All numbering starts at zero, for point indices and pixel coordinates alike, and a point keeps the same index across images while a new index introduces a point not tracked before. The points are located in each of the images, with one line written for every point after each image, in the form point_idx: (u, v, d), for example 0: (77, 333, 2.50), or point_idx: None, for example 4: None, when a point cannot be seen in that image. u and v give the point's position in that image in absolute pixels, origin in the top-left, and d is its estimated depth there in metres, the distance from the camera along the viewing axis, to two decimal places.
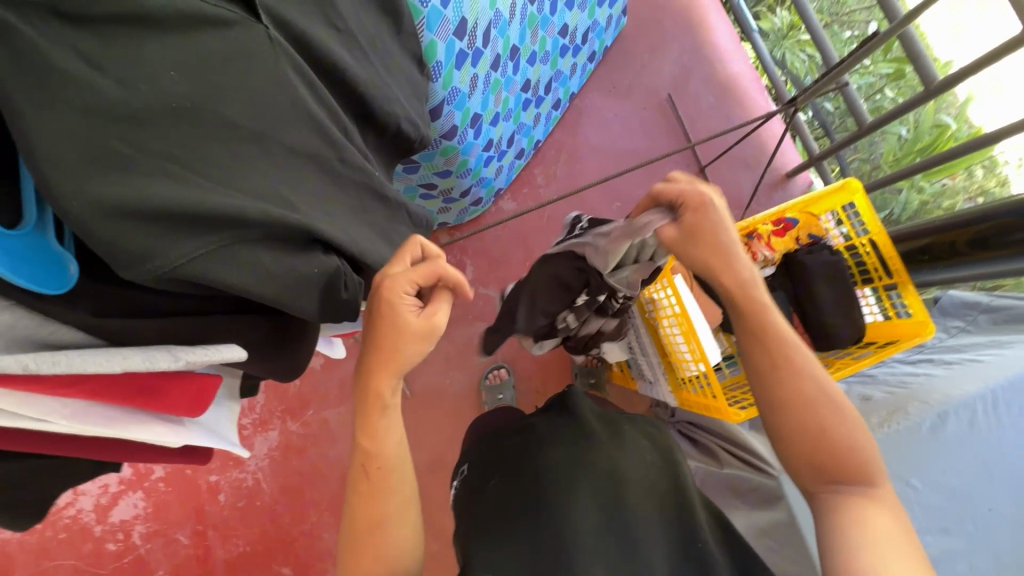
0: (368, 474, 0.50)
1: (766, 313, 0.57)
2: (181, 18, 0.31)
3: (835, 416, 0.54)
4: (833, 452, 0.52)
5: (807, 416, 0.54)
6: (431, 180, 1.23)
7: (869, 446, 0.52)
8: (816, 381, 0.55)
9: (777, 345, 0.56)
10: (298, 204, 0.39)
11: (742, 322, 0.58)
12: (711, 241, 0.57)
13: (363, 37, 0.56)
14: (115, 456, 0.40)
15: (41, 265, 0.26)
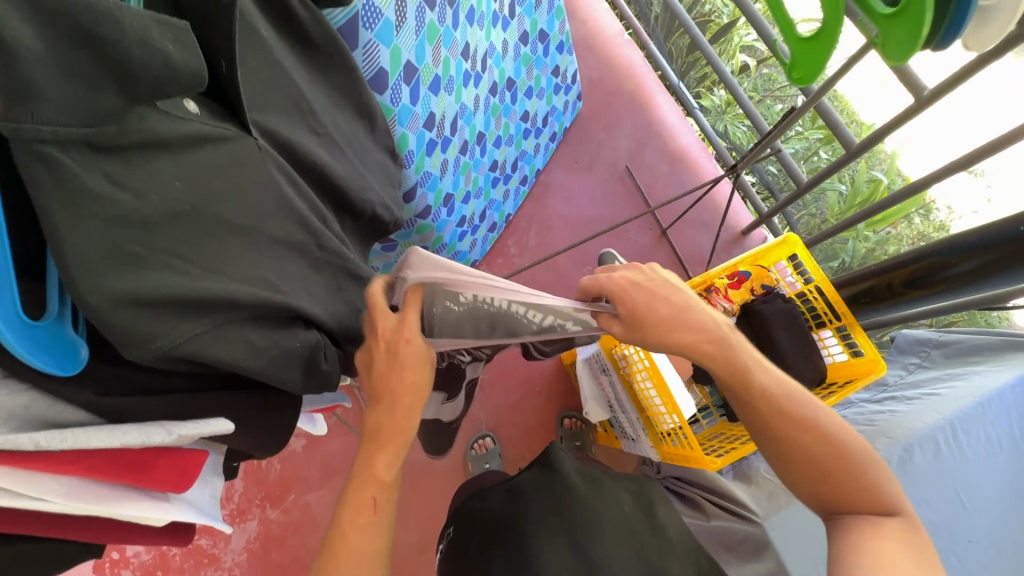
0: (376, 506, 0.52)
1: (748, 373, 0.58)
2: (184, 139, 0.37)
3: (836, 443, 0.55)
4: (842, 480, 0.55)
5: (812, 451, 0.56)
6: None
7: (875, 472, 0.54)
8: (811, 426, 0.56)
9: (761, 394, 0.58)
10: (280, 286, 0.44)
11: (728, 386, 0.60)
12: (650, 312, 0.58)
13: (339, 137, 0.64)
14: (103, 537, 0.41)
15: (55, 352, 0.29)
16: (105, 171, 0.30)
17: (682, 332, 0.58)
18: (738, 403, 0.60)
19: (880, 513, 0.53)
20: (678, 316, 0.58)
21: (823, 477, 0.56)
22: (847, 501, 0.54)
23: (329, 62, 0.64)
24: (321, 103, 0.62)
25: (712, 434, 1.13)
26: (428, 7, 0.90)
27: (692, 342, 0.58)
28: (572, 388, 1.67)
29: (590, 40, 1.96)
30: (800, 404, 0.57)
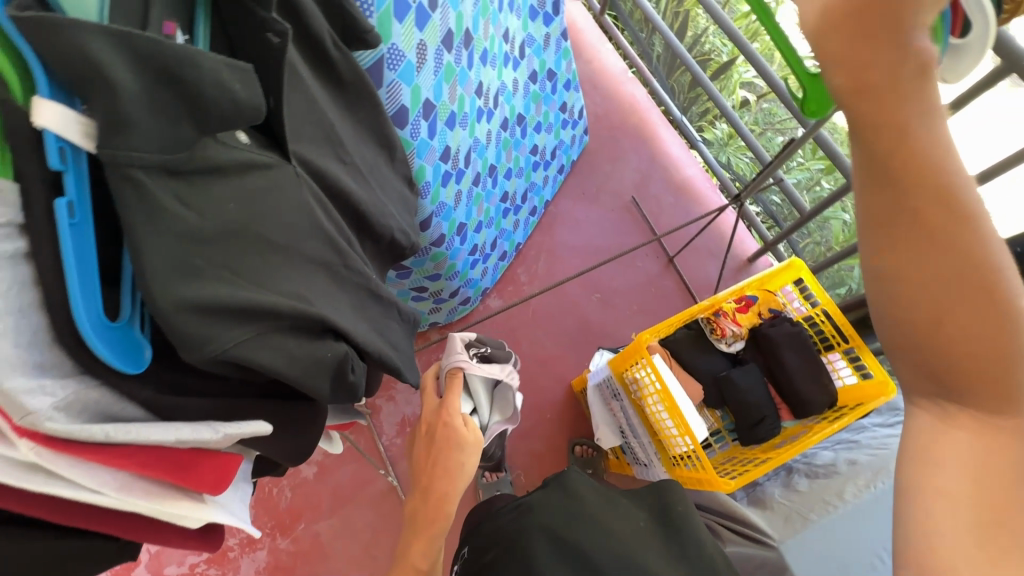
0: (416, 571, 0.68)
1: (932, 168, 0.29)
2: (236, 166, 0.41)
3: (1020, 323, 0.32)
4: (996, 377, 0.33)
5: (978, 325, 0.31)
6: (421, 283, 1.34)
7: None
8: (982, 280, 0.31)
9: (934, 219, 0.30)
10: (314, 301, 0.47)
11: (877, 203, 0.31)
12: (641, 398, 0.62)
13: (364, 168, 0.69)
14: (143, 536, 0.43)
15: (126, 352, 0.33)
16: (175, 192, 0.34)
17: (870, 98, 0.28)
18: (900, 245, 0.31)
19: (992, 411, 0.35)
20: (881, 26, 0.26)
21: (976, 375, 0.33)
22: (969, 397, 0.35)
23: (357, 99, 0.69)
24: (349, 136, 0.68)
25: (725, 458, 1.13)
26: (446, 49, 0.97)
27: (879, 112, 0.28)
28: (583, 415, 1.68)
29: (595, 79, 2.05)
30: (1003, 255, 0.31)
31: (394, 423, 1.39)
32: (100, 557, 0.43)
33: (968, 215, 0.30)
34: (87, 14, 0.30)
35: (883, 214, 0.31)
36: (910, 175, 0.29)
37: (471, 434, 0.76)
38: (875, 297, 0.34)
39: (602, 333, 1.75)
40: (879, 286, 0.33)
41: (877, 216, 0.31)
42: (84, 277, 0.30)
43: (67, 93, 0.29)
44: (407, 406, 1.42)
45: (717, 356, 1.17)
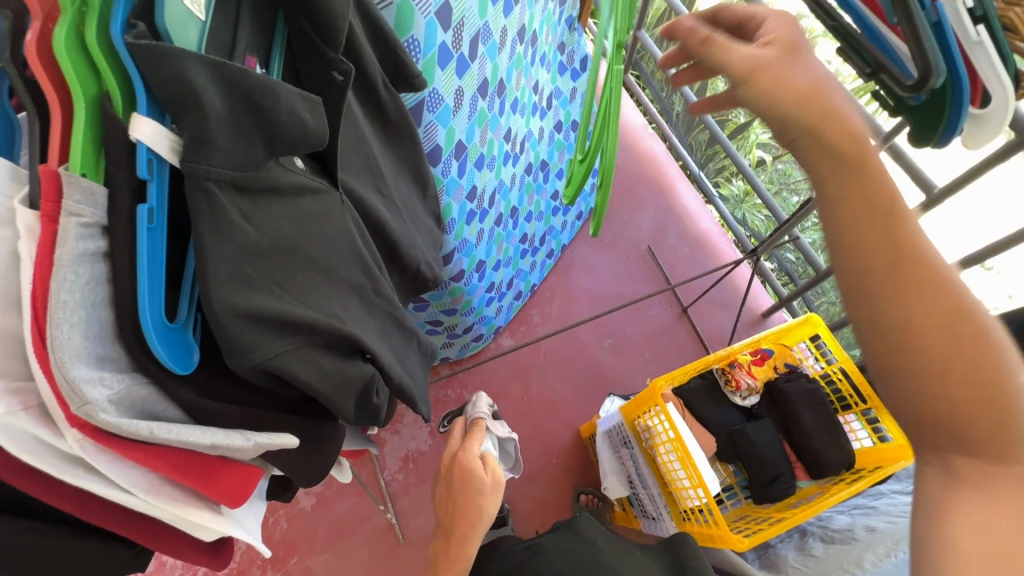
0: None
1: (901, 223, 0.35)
2: (293, 188, 0.44)
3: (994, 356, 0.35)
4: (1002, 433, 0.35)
5: (960, 352, 0.34)
6: (437, 317, 1.36)
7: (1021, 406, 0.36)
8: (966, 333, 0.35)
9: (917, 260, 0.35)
10: (346, 320, 0.49)
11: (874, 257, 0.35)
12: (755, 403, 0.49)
13: (398, 201, 0.72)
14: (160, 544, 0.43)
15: (180, 352, 0.35)
16: (241, 208, 0.37)
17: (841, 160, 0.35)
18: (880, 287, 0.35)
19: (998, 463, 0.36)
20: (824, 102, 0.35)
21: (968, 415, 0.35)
22: (981, 444, 0.35)
23: (400, 135, 0.73)
24: (388, 170, 0.72)
25: (737, 516, 1.09)
26: (481, 96, 1.03)
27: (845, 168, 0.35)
28: (590, 462, 1.64)
29: (617, 132, 2.13)
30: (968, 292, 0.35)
31: (397, 457, 1.37)
32: (114, 563, 0.43)
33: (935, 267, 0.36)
34: (189, 42, 0.34)
35: (860, 255, 0.36)
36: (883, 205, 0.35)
37: (489, 477, 0.75)
38: (871, 354, 0.37)
39: (612, 379, 1.74)
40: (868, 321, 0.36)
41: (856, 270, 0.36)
42: (152, 277, 0.32)
43: (161, 111, 0.33)
44: (412, 441, 1.40)
45: (731, 409, 1.16)
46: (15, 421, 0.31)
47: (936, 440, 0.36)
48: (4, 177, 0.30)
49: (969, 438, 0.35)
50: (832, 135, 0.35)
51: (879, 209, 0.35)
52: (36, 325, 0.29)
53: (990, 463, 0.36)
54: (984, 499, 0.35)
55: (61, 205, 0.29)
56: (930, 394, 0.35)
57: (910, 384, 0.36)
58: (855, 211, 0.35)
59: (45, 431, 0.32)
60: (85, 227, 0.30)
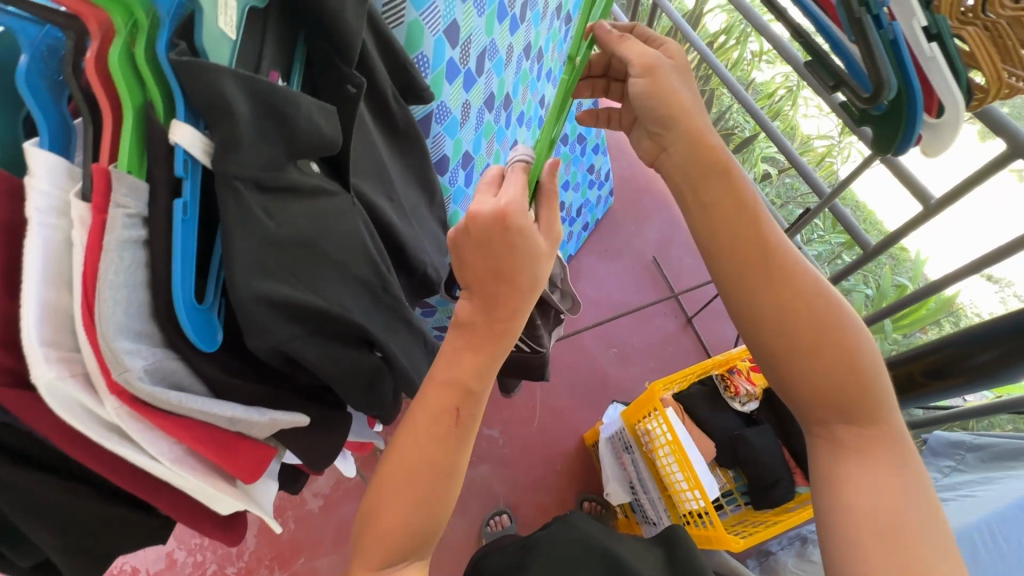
0: (458, 419, 0.50)
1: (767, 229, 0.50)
2: (310, 189, 0.49)
3: (846, 344, 0.48)
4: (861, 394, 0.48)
5: (821, 339, 0.48)
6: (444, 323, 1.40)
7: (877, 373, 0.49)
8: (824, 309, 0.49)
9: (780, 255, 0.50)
10: (356, 312, 0.53)
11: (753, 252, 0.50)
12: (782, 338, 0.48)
13: (407, 206, 0.77)
14: (182, 515, 0.47)
15: (206, 332, 0.39)
16: (264, 204, 0.41)
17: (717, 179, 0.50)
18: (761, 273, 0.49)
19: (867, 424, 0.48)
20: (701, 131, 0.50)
21: (832, 387, 0.48)
22: (852, 413, 0.48)
23: (409, 145, 0.78)
24: (398, 176, 0.76)
25: (736, 521, 1.11)
26: (487, 109, 1.07)
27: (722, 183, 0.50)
28: (594, 469, 1.66)
29: (623, 146, 2.18)
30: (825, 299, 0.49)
31: None
32: (140, 531, 0.47)
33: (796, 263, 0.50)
34: (223, 58, 0.38)
35: (744, 252, 0.50)
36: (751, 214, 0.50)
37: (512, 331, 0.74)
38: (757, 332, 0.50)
39: (616, 387, 1.76)
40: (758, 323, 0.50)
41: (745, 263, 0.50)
42: (185, 263, 0.36)
43: (196, 118, 0.37)
44: None
45: (731, 414, 1.18)
46: (65, 386, 0.35)
47: (820, 415, 0.49)
48: (61, 173, 0.34)
49: (845, 406, 0.48)
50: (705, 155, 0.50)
51: (746, 210, 0.50)
52: (86, 302, 0.34)
53: (863, 427, 0.48)
54: (864, 460, 0.47)
55: (110, 198, 0.34)
56: (812, 373, 0.48)
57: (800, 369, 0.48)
58: (734, 239, 0.50)
59: (89, 397, 0.36)
60: (129, 217, 0.34)
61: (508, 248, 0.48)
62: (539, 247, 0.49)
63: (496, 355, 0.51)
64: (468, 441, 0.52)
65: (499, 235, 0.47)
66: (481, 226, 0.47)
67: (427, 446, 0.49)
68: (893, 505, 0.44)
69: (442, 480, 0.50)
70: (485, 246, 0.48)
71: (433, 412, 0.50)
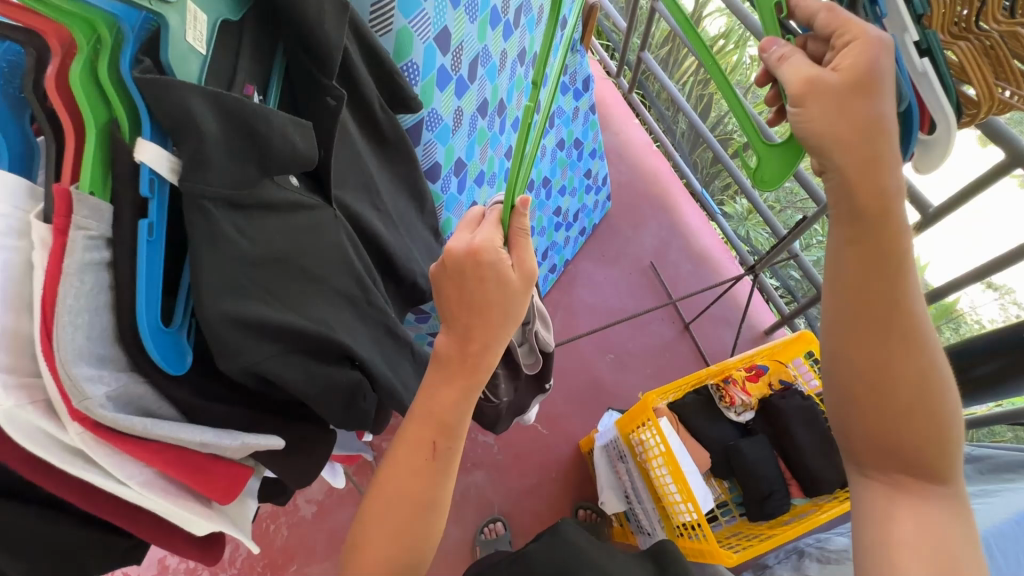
0: (435, 451, 0.50)
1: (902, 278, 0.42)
2: (287, 204, 0.48)
3: (940, 398, 0.44)
4: (927, 454, 0.44)
5: (918, 391, 0.43)
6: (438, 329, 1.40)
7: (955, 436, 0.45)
8: (925, 371, 0.44)
9: (902, 308, 0.43)
10: (338, 328, 0.52)
11: (865, 299, 0.43)
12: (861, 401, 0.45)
13: (395, 216, 0.76)
14: (156, 538, 0.46)
15: (173, 355, 0.38)
16: (235, 223, 0.40)
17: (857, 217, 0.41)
18: (857, 319, 0.44)
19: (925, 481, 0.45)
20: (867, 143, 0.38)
21: (904, 443, 0.44)
22: (923, 467, 0.45)
23: (397, 155, 0.77)
24: (385, 186, 0.75)
25: (731, 533, 1.09)
26: (480, 116, 1.06)
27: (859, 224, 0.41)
28: (590, 477, 1.65)
29: (621, 150, 2.17)
30: (932, 344, 0.44)
31: None
32: (111, 554, 0.46)
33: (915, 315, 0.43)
34: (190, 75, 0.38)
35: (857, 300, 0.43)
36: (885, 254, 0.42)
37: None
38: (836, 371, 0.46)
39: (612, 394, 1.75)
40: (853, 358, 0.45)
41: (854, 309, 0.44)
42: (150, 285, 0.35)
43: (163, 136, 0.36)
44: None
45: (726, 425, 1.16)
46: (23, 414, 0.34)
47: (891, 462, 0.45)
48: (22, 195, 0.34)
49: (906, 462, 0.45)
50: (871, 190, 0.40)
51: (883, 258, 0.42)
52: (43, 327, 0.32)
53: (923, 482, 0.45)
54: (916, 508, 0.44)
55: (71, 218, 0.32)
56: (894, 424, 0.44)
57: (877, 412, 0.45)
58: (863, 268, 0.42)
59: (50, 423, 0.35)
60: (91, 239, 0.33)
61: (480, 284, 0.49)
62: (509, 280, 0.50)
63: (473, 389, 0.51)
64: (450, 474, 0.51)
65: (471, 267, 0.49)
66: (455, 263, 0.49)
67: (406, 478, 0.49)
68: (945, 547, 0.43)
69: (425, 516, 0.49)
70: (459, 282, 0.50)
71: (410, 446, 0.50)
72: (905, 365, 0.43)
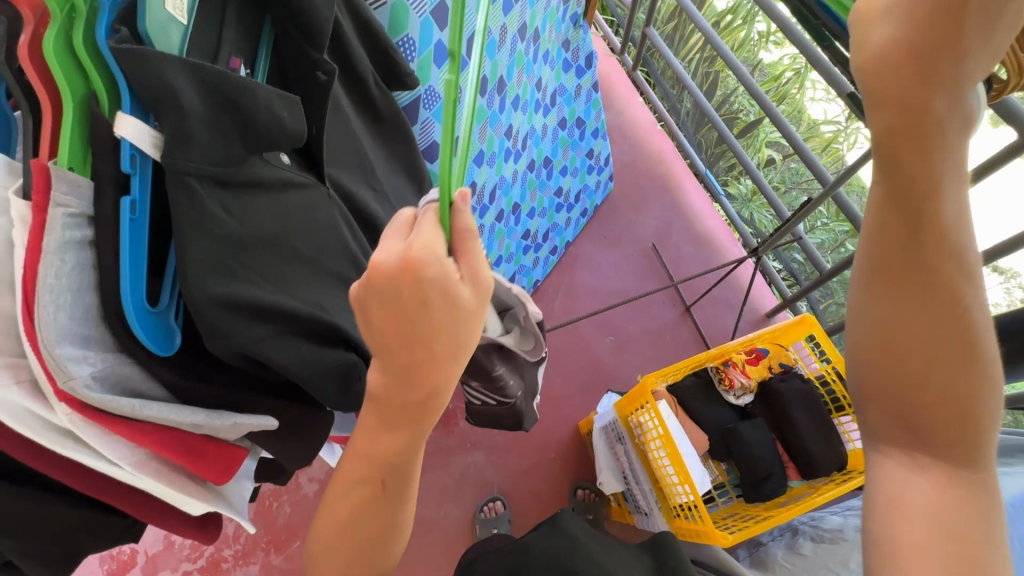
0: (386, 487, 0.49)
1: (945, 222, 0.34)
2: (277, 182, 0.47)
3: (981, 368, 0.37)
4: (956, 432, 0.38)
5: (948, 371, 0.37)
6: None
7: (992, 417, 0.38)
8: (963, 339, 0.36)
9: (941, 259, 0.35)
10: (333, 311, 0.51)
11: (895, 248, 0.36)
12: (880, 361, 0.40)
13: (392, 196, 0.74)
14: (151, 518, 0.46)
15: (161, 336, 0.37)
16: (223, 201, 0.39)
17: (909, 142, 0.32)
18: (885, 268, 0.37)
19: (955, 464, 0.39)
20: (919, 75, 0.30)
21: (926, 415, 0.39)
22: (946, 446, 0.39)
23: (393, 132, 0.75)
24: (381, 165, 0.73)
25: (727, 514, 1.10)
26: (479, 92, 1.04)
27: (904, 157, 0.33)
28: (588, 458, 1.66)
29: (624, 130, 2.13)
30: (977, 313, 0.37)
31: None
32: (108, 532, 0.46)
33: (960, 268, 0.36)
34: (171, 47, 0.36)
35: (884, 249, 0.37)
36: (924, 196, 0.34)
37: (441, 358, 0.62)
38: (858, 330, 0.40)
39: (612, 377, 1.75)
40: (875, 322, 0.39)
41: (882, 257, 0.37)
42: (135, 265, 0.35)
43: (145, 111, 0.35)
44: None
45: (725, 407, 1.16)
46: (8, 394, 0.34)
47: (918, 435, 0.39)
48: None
49: (927, 438, 0.39)
50: (914, 118, 0.31)
51: (919, 201, 0.34)
52: (25, 307, 0.32)
53: (952, 463, 0.39)
54: (933, 493, 0.39)
55: (50, 196, 0.32)
56: (911, 402, 0.39)
57: (899, 378, 0.39)
58: (897, 215, 0.35)
59: (37, 403, 0.35)
60: (71, 217, 0.32)
61: (422, 307, 0.40)
62: (458, 298, 0.41)
63: (418, 430, 0.48)
64: (409, 492, 0.51)
65: (408, 286, 0.39)
66: (387, 279, 0.39)
67: (355, 508, 0.50)
68: (964, 534, 0.37)
69: (387, 537, 0.52)
70: (392, 303, 0.41)
71: (353, 482, 0.49)
72: (937, 329, 0.37)
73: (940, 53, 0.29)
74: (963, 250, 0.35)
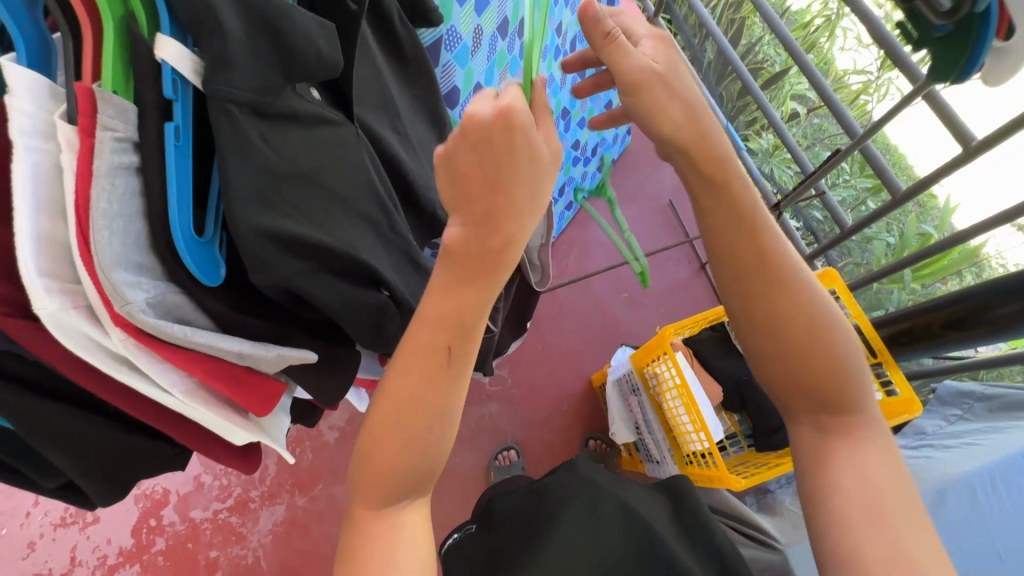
0: (450, 357, 0.45)
1: (771, 241, 0.50)
2: (308, 118, 0.46)
3: (835, 341, 0.49)
4: (835, 390, 0.50)
5: (813, 340, 0.49)
6: None
7: (852, 370, 0.50)
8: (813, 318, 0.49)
9: (774, 265, 0.49)
10: (364, 251, 0.51)
11: (747, 265, 0.50)
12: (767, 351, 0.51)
13: (415, 141, 0.73)
14: (198, 444, 0.49)
15: (208, 266, 0.38)
16: (262, 131, 0.39)
17: (711, 202, 0.49)
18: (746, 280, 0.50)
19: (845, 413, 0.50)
20: (709, 154, 0.48)
21: (811, 384, 0.50)
22: (835, 402, 0.50)
23: (416, 75, 0.73)
24: (405, 107, 0.72)
25: (738, 462, 1.13)
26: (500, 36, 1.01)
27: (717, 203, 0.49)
28: (600, 410, 1.70)
29: None
30: (809, 295, 0.50)
31: None
32: (158, 458, 0.48)
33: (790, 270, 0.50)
34: None
35: (739, 267, 0.50)
36: (746, 232, 0.49)
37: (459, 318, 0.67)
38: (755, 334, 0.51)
39: (625, 332, 1.77)
40: (759, 321, 0.50)
41: (742, 273, 0.50)
42: (181, 192, 0.35)
43: (182, 33, 0.34)
44: None
45: (740, 360, 1.18)
46: (68, 318, 0.34)
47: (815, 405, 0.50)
48: (43, 92, 0.32)
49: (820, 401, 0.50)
50: (707, 167, 0.48)
51: (745, 231, 0.49)
52: (79, 231, 0.32)
53: (840, 414, 0.50)
54: (843, 444, 0.49)
55: (96, 118, 0.31)
56: (801, 375, 0.50)
57: (783, 358, 0.50)
58: (734, 243, 0.50)
59: (94, 329, 0.35)
60: (118, 141, 0.32)
61: (508, 154, 0.40)
62: (541, 151, 0.42)
63: (491, 288, 0.45)
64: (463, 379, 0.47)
65: (500, 135, 0.39)
66: (480, 134, 0.39)
67: (416, 385, 0.45)
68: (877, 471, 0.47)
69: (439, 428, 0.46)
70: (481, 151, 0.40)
71: (420, 352, 0.45)
72: (794, 315, 0.49)
73: (708, 144, 0.48)
74: (786, 261, 0.50)
